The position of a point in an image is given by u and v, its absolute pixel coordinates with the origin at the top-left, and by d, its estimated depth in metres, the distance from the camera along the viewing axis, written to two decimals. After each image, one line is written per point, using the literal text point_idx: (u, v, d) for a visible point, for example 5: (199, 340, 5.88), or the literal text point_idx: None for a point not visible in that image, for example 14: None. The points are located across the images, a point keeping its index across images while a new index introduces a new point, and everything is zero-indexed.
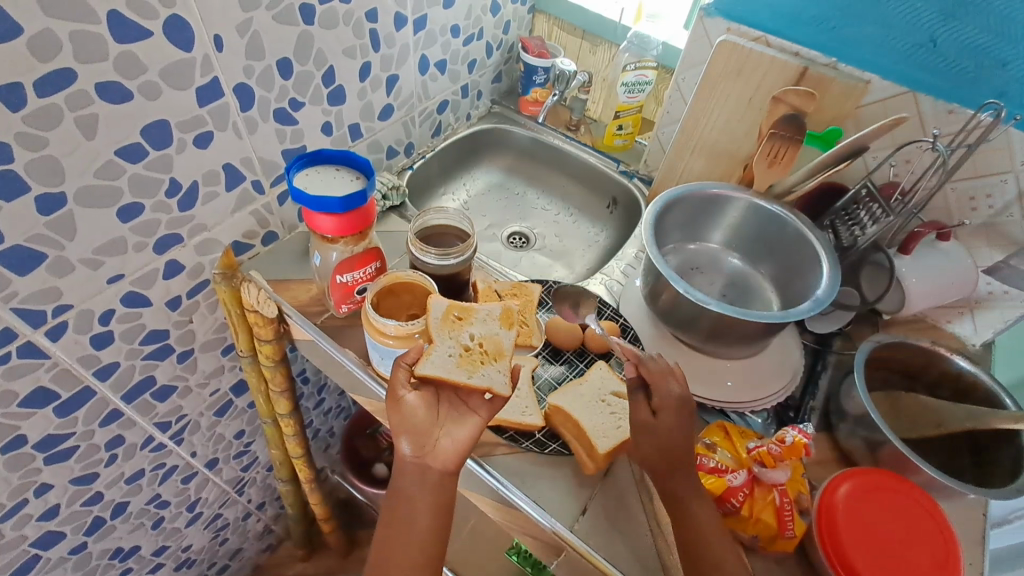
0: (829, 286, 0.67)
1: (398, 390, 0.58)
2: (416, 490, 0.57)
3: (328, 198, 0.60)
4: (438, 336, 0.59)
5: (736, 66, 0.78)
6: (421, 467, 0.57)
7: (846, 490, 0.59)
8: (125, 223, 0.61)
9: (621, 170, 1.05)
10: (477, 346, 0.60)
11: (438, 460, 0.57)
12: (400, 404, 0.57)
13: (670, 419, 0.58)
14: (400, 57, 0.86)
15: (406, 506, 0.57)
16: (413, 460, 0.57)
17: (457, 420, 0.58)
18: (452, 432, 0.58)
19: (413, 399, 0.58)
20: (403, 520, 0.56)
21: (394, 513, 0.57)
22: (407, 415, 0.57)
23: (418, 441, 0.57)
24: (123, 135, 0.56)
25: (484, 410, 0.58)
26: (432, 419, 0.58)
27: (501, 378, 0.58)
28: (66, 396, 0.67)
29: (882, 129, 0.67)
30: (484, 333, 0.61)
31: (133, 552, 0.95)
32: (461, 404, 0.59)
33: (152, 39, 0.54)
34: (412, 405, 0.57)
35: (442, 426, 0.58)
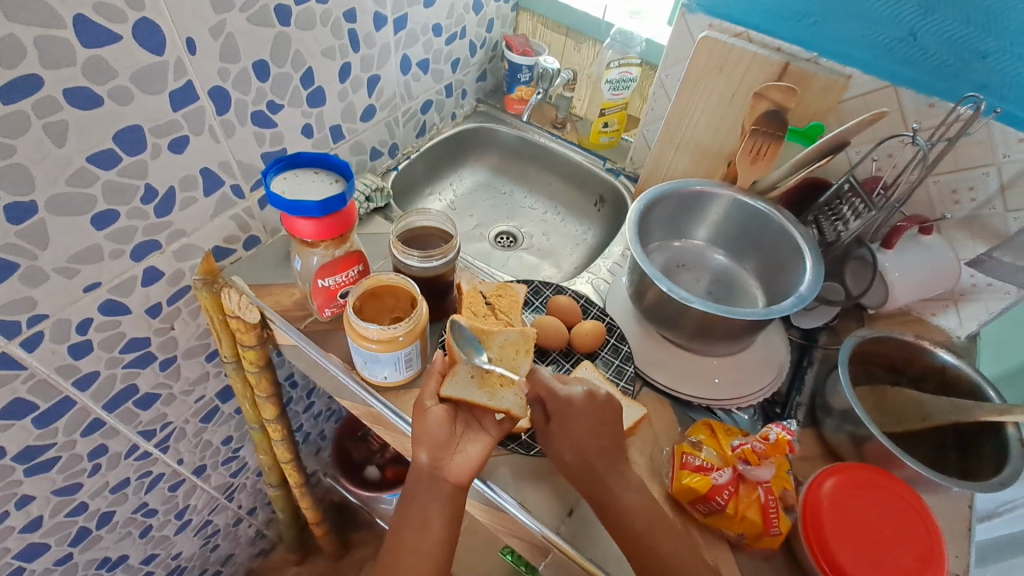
0: (812, 281, 0.67)
1: (423, 401, 0.58)
2: (429, 502, 0.56)
3: (305, 202, 0.59)
4: (461, 358, 0.60)
5: (718, 63, 0.78)
6: (438, 479, 0.56)
7: (831, 486, 0.60)
8: (100, 230, 0.60)
9: (607, 168, 1.05)
10: (495, 368, 0.60)
11: (454, 475, 0.56)
12: (424, 416, 0.57)
13: (580, 430, 0.57)
14: (381, 57, 0.85)
15: (420, 517, 0.56)
16: (430, 470, 0.56)
17: (475, 437, 0.58)
18: (469, 447, 0.57)
19: (437, 411, 0.57)
20: (416, 530, 0.56)
21: (406, 519, 0.56)
22: (427, 428, 0.57)
23: (437, 453, 0.56)
24: (94, 141, 0.55)
25: (498, 427, 0.59)
26: (452, 433, 0.57)
27: (517, 402, 0.58)
28: (45, 406, 0.66)
29: (862, 124, 0.66)
30: (501, 355, 0.62)
31: (122, 561, 0.94)
32: (476, 421, 0.59)
33: (122, 43, 0.53)
34: (435, 418, 0.57)
35: (460, 442, 0.58)
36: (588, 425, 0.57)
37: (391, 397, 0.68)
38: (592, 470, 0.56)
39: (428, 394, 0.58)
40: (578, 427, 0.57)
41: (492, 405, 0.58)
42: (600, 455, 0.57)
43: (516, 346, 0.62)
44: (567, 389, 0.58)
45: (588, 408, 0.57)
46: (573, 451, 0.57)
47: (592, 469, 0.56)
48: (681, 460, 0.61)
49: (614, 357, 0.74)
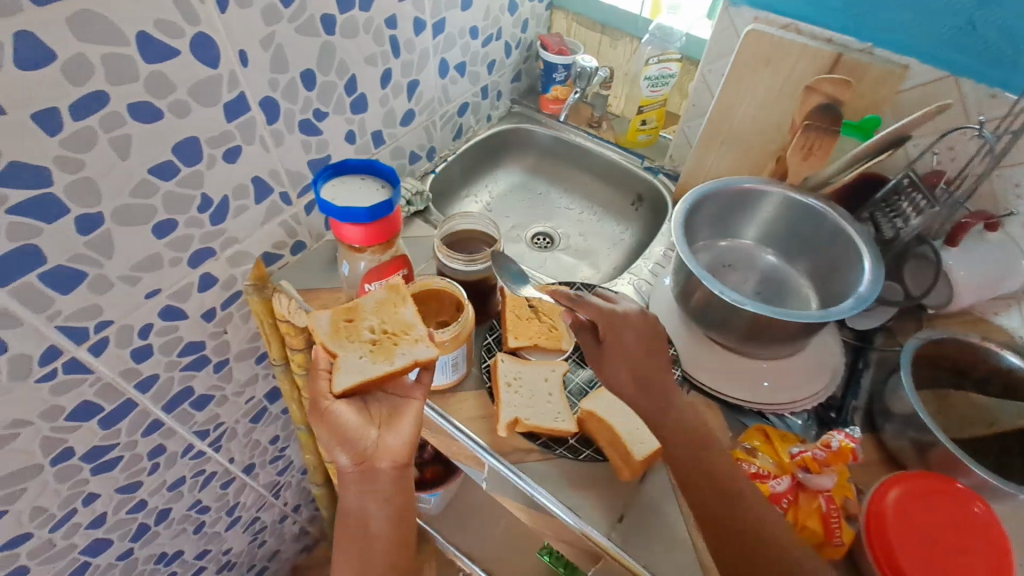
0: (872, 282, 0.64)
1: (321, 404, 0.61)
2: (380, 502, 0.61)
3: (355, 209, 0.60)
4: (336, 344, 0.61)
5: (766, 56, 0.75)
6: (372, 477, 0.60)
7: (896, 496, 0.57)
8: (160, 239, 0.62)
9: (645, 166, 1.04)
10: (381, 334, 0.62)
11: (385, 461, 0.60)
12: (330, 417, 0.60)
13: (658, 369, 0.66)
14: (420, 62, 0.86)
15: (365, 518, 0.61)
16: (359, 467, 0.60)
17: (388, 416, 0.62)
18: (385, 429, 0.61)
19: (341, 408, 0.60)
20: (368, 529, 0.61)
21: (354, 523, 0.61)
22: (342, 427, 0.60)
23: (360, 451, 0.60)
24: (155, 154, 0.57)
25: (416, 391, 0.63)
26: (366, 422, 0.61)
27: (409, 351, 0.60)
28: (109, 409, 0.69)
29: (927, 116, 0.63)
30: (380, 321, 0.63)
31: (177, 556, 0.97)
32: (391, 398, 0.63)
33: (180, 58, 0.55)
34: (341, 416, 0.60)
35: (376, 427, 0.61)
36: (643, 343, 0.68)
37: (438, 400, 0.69)
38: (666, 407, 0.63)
39: (322, 397, 0.60)
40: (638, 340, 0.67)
41: (396, 366, 0.59)
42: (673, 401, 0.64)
43: (387, 305, 0.63)
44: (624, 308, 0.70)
45: (642, 326, 0.69)
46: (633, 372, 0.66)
47: (664, 409, 0.63)
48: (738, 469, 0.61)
49: None
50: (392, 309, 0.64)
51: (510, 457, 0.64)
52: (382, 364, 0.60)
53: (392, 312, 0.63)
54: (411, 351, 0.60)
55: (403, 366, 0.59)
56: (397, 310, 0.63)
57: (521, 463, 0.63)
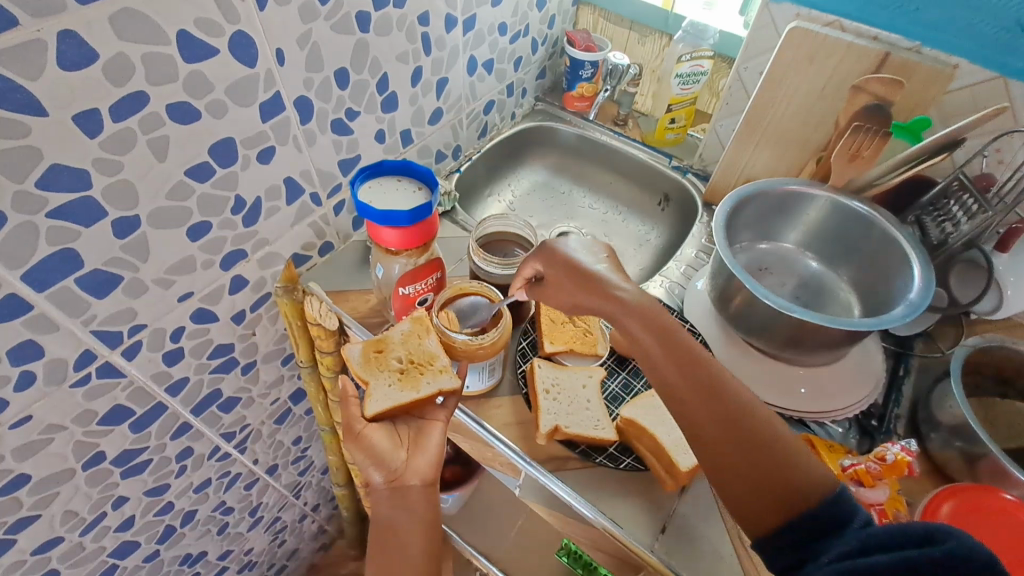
0: (924, 288, 0.62)
1: (353, 430, 0.59)
2: (409, 514, 0.55)
3: (395, 212, 0.59)
4: (368, 372, 0.63)
5: (809, 54, 0.73)
6: (405, 494, 0.56)
7: (948, 510, 0.57)
8: (194, 241, 0.61)
9: (673, 166, 1.02)
10: (407, 363, 0.64)
11: (417, 478, 0.57)
12: (363, 441, 0.58)
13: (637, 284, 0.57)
14: (449, 60, 0.84)
15: (395, 537, 0.54)
16: (389, 487, 0.56)
17: (420, 436, 0.60)
18: (419, 449, 0.59)
19: (371, 431, 0.59)
20: (398, 549, 0.54)
21: (380, 546, 0.54)
22: (372, 448, 0.58)
23: (389, 468, 0.57)
24: (192, 155, 0.56)
25: (440, 412, 0.61)
26: (396, 446, 0.59)
27: (436, 380, 0.61)
28: (140, 412, 0.68)
29: (984, 118, 0.61)
30: (407, 352, 0.65)
31: (201, 557, 0.97)
32: (417, 422, 0.62)
33: (219, 57, 0.54)
34: (373, 439, 0.58)
35: (406, 449, 0.59)
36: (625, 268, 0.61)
37: (473, 406, 0.67)
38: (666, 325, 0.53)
39: (356, 422, 0.60)
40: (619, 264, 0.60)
41: (424, 392, 0.61)
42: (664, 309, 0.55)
43: (415, 335, 0.65)
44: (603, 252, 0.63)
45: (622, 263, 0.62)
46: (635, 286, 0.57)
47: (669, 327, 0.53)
48: None
49: None
50: (417, 339, 0.65)
51: (549, 465, 0.63)
52: (416, 389, 0.61)
53: (416, 342, 0.65)
54: (437, 377, 0.61)
55: (430, 394, 0.61)
56: (422, 342, 0.65)
57: (559, 471, 0.62)
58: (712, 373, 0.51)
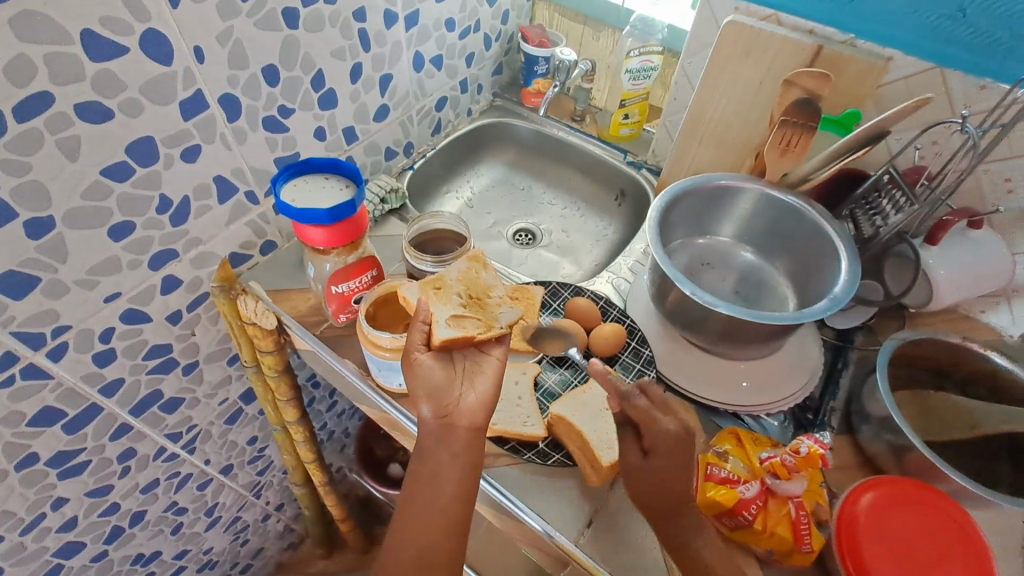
0: (847, 283, 0.63)
1: (412, 355, 0.55)
2: (443, 460, 0.53)
3: (314, 210, 0.58)
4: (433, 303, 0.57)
5: (744, 48, 0.73)
6: (448, 436, 0.53)
7: (870, 499, 0.56)
8: (117, 242, 0.60)
9: (628, 161, 1.02)
10: (468, 299, 0.59)
11: (461, 421, 0.53)
12: (416, 367, 0.54)
13: (670, 459, 0.54)
14: (392, 56, 0.84)
15: (429, 472, 0.53)
16: (436, 426, 0.54)
17: (473, 368, 0.56)
18: (470, 384, 0.55)
19: (428, 360, 0.54)
20: (429, 484, 0.53)
21: (418, 473, 0.54)
22: (424, 377, 0.54)
23: (439, 401, 0.53)
24: (107, 155, 0.55)
25: (499, 349, 0.57)
26: (450, 377, 0.55)
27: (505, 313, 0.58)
28: (73, 413, 0.67)
29: (905, 111, 0.61)
30: (465, 287, 0.60)
31: (155, 557, 0.97)
32: (474, 352, 0.57)
33: (130, 55, 0.53)
34: (427, 367, 0.54)
35: (461, 381, 0.55)
36: (679, 458, 0.54)
37: (407, 404, 0.67)
38: (667, 506, 0.53)
39: (417, 348, 0.55)
40: (659, 463, 0.54)
41: (492, 328, 0.56)
42: (677, 492, 0.53)
43: (471, 272, 0.62)
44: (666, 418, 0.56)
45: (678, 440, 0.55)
46: (649, 484, 0.54)
47: (670, 505, 0.53)
48: (706, 471, 0.58)
49: (634, 360, 0.71)
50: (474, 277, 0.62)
51: None
52: (483, 327, 0.56)
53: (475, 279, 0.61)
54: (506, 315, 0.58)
55: (498, 330, 0.56)
56: (477, 277, 0.62)
57: (488, 468, 0.62)
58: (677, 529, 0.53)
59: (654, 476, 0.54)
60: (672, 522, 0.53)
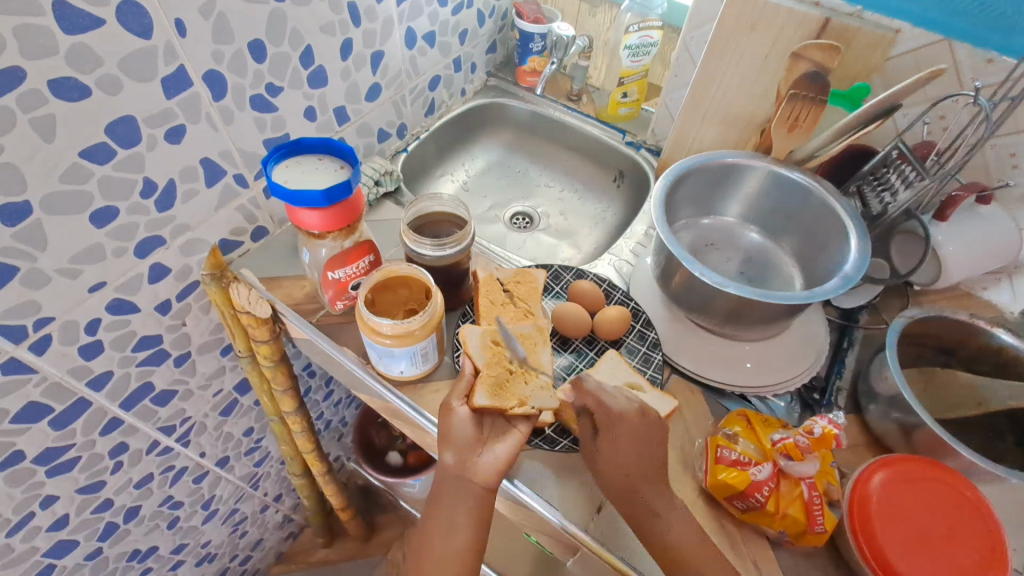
0: (858, 261, 0.62)
1: (451, 402, 0.56)
2: (455, 506, 0.54)
3: (309, 192, 0.55)
4: (483, 361, 0.58)
5: (750, 21, 0.71)
6: (464, 484, 0.54)
7: (881, 480, 0.55)
8: (99, 228, 0.57)
9: (627, 141, 1.00)
10: (516, 369, 0.59)
11: (480, 479, 0.54)
12: (451, 417, 0.55)
13: (618, 444, 0.55)
14: (384, 32, 0.80)
15: (445, 520, 0.54)
16: (455, 473, 0.55)
17: (500, 436, 0.56)
18: (494, 447, 0.55)
19: (463, 415, 0.55)
20: (441, 535, 0.54)
21: (431, 522, 0.55)
22: (453, 430, 0.55)
23: (463, 455, 0.55)
24: (85, 135, 0.52)
25: (525, 422, 0.57)
26: (478, 436, 0.55)
27: (537, 390, 0.58)
28: (60, 409, 0.65)
29: (916, 84, 0.59)
30: (519, 353, 0.60)
31: (152, 552, 0.95)
32: (504, 420, 0.57)
33: (107, 28, 0.50)
34: (461, 419, 0.55)
35: (486, 443, 0.55)
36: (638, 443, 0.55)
37: (410, 392, 0.66)
38: (635, 488, 0.53)
39: (456, 399, 0.56)
40: (612, 446, 0.55)
41: (525, 406, 0.56)
42: (635, 473, 0.54)
43: (531, 341, 0.61)
44: (620, 403, 0.57)
45: (638, 421, 0.56)
46: (618, 472, 0.54)
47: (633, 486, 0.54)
48: (716, 454, 0.57)
49: (640, 344, 0.70)
50: (532, 345, 0.62)
51: None
52: (515, 402, 0.56)
53: (527, 351, 0.61)
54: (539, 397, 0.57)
55: (528, 410, 0.56)
56: (535, 348, 0.61)
57: None
58: (648, 507, 0.53)
59: (621, 467, 0.54)
60: (642, 512, 0.53)
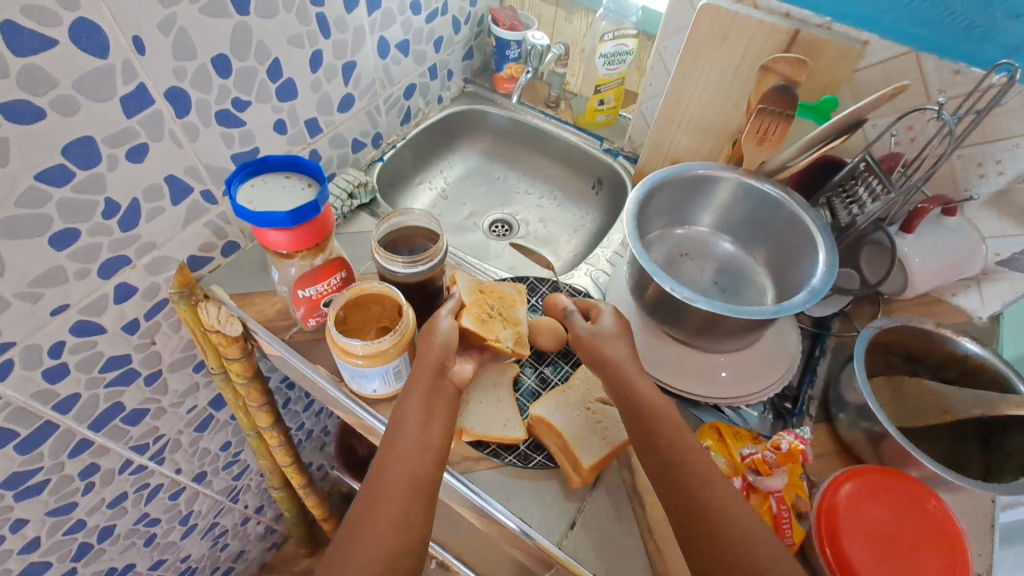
0: (826, 274, 0.62)
1: (438, 317, 0.58)
2: (426, 410, 0.52)
3: (273, 213, 0.54)
4: (469, 299, 0.62)
5: (721, 32, 0.71)
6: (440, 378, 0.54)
7: (849, 490, 0.56)
8: (60, 251, 0.56)
9: (604, 149, 0.99)
10: (498, 314, 0.63)
11: (456, 379, 0.55)
12: (436, 327, 0.57)
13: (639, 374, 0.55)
14: (356, 42, 0.79)
15: (416, 413, 0.52)
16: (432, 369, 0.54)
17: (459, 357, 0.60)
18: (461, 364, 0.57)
19: (447, 325, 0.57)
20: (410, 437, 0.50)
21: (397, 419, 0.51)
22: (436, 330, 0.56)
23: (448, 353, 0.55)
24: (42, 158, 0.51)
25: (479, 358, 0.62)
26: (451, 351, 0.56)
27: (514, 336, 0.62)
28: (25, 433, 0.63)
29: (881, 99, 0.59)
30: (501, 305, 0.65)
31: (129, 570, 0.94)
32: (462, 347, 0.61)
33: (59, 48, 0.48)
34: (445, 328, 0.57)
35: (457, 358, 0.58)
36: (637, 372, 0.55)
37: (384, 409, 0.65)
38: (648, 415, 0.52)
39: (443, 312, 0.59)
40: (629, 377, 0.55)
41: (501, 343, 0.60)
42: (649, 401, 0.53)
43: (510, 296, 0.66)
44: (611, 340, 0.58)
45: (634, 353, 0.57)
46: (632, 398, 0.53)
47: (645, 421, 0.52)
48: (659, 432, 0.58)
49: None
50: (512, 299, 0.66)
51: (458, 467, 0.61)
52: (495, 338, 0.60)
53: (510, 305, 0.65)
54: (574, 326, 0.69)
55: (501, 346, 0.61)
56: (513, 302, 0.65)
57: (470, 473, 0.60)
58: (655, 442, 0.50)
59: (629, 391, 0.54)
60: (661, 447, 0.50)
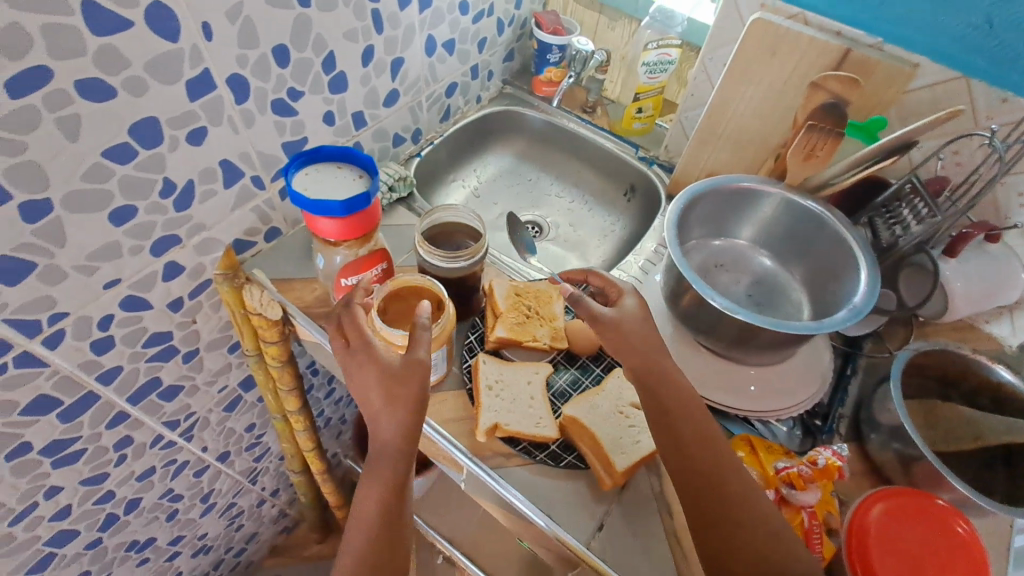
0: (867, 294, 0.62)
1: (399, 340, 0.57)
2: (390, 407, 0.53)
3: (327, 202, 0.56)
4: (505, 305, 0.70)
5: (770, 46, 0.71)
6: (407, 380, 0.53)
7: (879, 512, 0.56)
8: (118, 226, 0.58)
9: (639, 156, 1.00)
10: (534, 313, 0.71)
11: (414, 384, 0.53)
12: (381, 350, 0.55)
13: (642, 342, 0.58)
14: (405, 39, 0.81)
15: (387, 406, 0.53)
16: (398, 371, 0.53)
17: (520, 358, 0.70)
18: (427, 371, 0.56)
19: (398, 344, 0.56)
20: (383, 427, 0.53)
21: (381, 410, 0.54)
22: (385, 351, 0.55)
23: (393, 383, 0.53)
24: (109, 135, 0.53)
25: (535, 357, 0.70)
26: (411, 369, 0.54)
27: (550, 333, 0.70)
28: (68, 402, 0.65)
29: (936, 121, 0.60)
30: (536, 302, 0.71)
31: (149, 543, 0.96)
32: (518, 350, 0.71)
33: (133, 30, 0.50)
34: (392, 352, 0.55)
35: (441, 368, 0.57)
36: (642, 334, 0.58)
37: None
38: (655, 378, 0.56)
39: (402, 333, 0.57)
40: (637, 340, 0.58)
41: (538, 341, 0.68)
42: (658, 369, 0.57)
43: (546, 295, 0.72)
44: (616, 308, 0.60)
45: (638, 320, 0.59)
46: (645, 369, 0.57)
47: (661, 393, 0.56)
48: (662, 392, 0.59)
49: None
50: (548, 297, 0.72)
51: (488, 461, 0.62)
52: (530, 337, 0.68)
53: (546, 301, 0.72)
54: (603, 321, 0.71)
55: (539, 343, 0.68)
56: (549, 302, 0.72)
57: (501, 468, 0.61)
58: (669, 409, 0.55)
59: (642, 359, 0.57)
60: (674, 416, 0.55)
